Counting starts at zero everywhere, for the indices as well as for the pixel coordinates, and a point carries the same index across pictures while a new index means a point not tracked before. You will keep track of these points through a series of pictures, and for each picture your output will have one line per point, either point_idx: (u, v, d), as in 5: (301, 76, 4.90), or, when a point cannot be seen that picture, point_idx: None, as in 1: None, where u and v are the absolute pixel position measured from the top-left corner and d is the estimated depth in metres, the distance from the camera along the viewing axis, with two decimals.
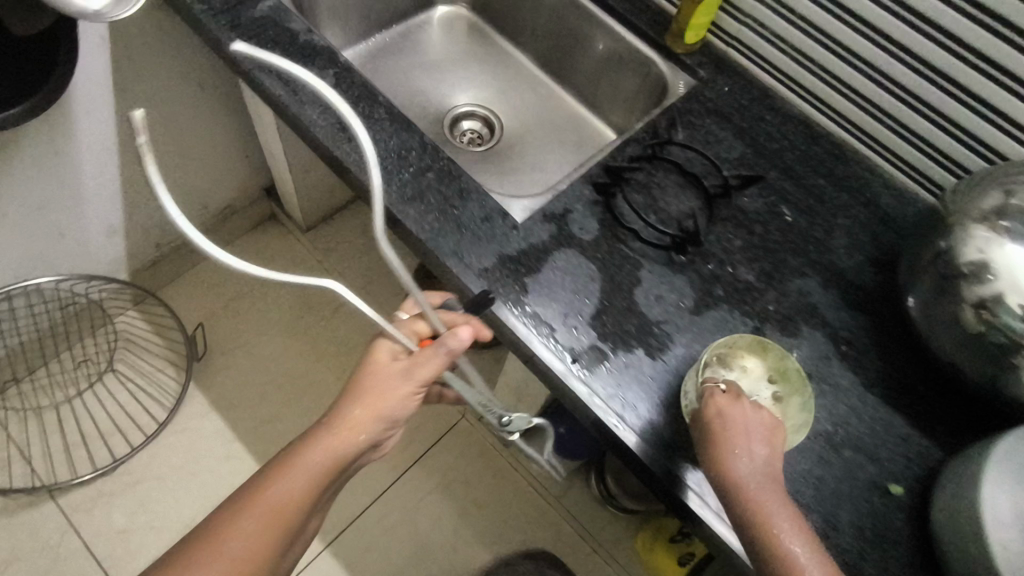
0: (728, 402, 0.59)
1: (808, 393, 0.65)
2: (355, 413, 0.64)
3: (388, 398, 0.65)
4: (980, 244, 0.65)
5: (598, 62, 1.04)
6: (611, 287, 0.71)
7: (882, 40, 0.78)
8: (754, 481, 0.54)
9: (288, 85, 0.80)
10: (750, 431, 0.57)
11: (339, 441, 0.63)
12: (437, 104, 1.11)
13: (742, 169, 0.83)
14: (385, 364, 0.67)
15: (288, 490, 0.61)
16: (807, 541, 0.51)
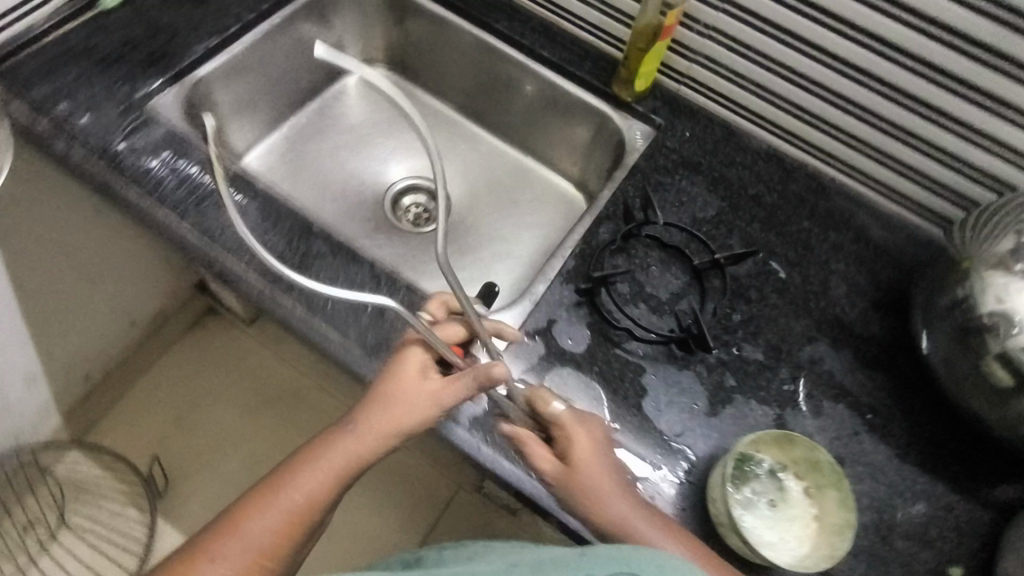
0: (577, 426, 0.56)
1: (846, 485, 0.58)
2: (380, 422, 0.57)
3: (421, 412, 0.57)
4: (999, 292, 0.61)
5: (541, 114, 0.95)
6: (618, 405, 0.64)
7: (849, 70, 0.72)
8: (618, 501, 0.53)
9: (201, 231, 0.68)
10: (601, 457, 0.55)
11: (362, 448, 0.56)
12: (369, 187, 0.99)
13: (724, 227, 0.76)
14: (412, 376, 0.58)
15: (303, 492, 0.55)
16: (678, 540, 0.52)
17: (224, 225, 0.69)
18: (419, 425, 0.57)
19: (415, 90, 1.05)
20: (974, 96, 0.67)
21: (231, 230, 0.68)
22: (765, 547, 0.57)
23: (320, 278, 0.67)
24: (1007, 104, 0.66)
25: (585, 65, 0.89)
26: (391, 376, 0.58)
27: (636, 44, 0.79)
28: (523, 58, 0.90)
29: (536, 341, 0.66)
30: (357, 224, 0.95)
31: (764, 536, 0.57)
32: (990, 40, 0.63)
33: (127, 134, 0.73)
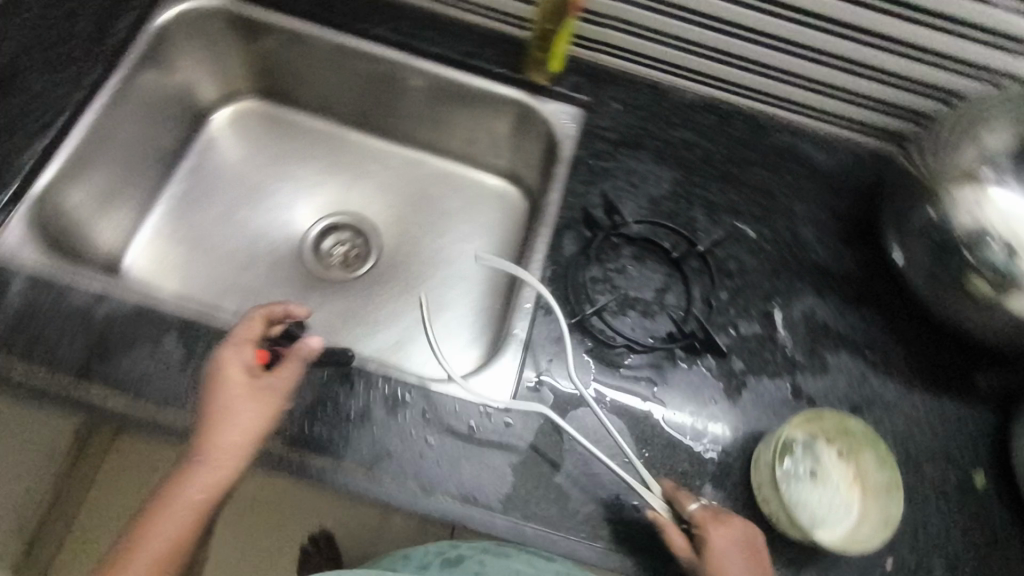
0: (725, 527, 0.52)
1: (880, 441, 0.59)
2: (225, 442, 0.51)
3: (264, 416, 0.52)
4: (972, 210, 0.60)
5: (450, 114, 0.84)
6: (641, 429, 0.61)
7: (777, 9, 0.67)
8: None
9: (120, 388, 0.56)
10: (743, 563, 0.51)
11: (221, 473, 0.50)
12: (282, 242, 0.86)
13: (684, 200, 0.72)
14: (239, 384, 0.53)
15: (167, 539, 0.48)
16: None
17: (145, 374, 0.57)
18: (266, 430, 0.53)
19: (299, 115, 0.91)
20: (909, 11, 0.64)
21: (157, 377, 0.57)
22: (819, 527, 0.56)
23: None
24: (940, 16, 0.63)
25: (487, 52, 0.79)
26: (217, 389, 0.52)
27: (541, 21, 0.70)
28: (413, 61, 0.79)
29: (540, 389, 0.61)
30: (284, 293, 0.83)
31: (816, 516, 0.57)
32: None
33: None
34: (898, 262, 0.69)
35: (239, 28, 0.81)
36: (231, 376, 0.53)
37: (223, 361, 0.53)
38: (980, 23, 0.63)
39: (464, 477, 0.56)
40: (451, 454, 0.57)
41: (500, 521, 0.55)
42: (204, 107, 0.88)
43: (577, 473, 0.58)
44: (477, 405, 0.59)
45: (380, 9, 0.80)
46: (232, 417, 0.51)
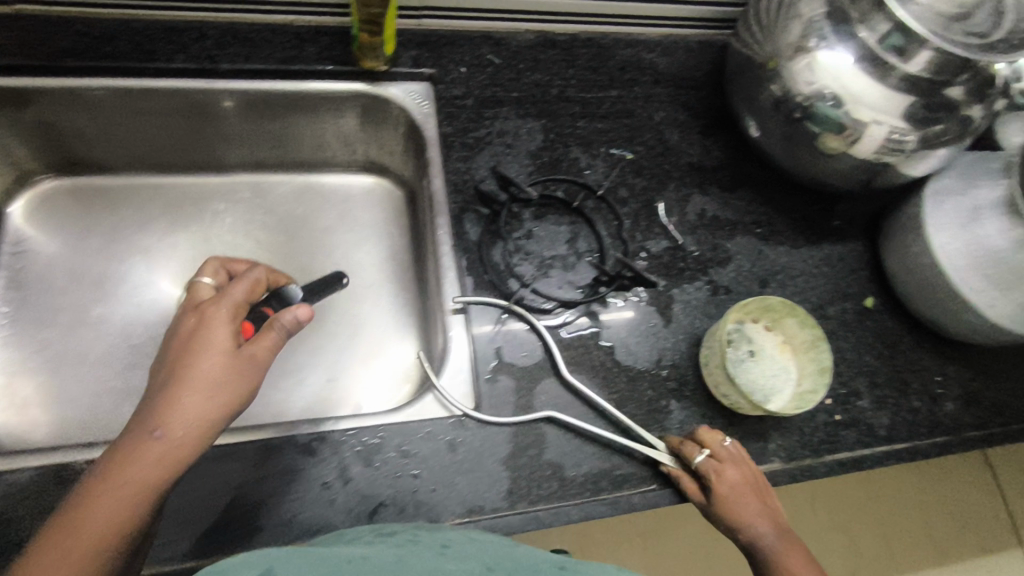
0: (724, 469, 0.58)
1: (797, 307, 0.66)
2: (188, 411, 0.46)
3: (237, 387, 0.49)
4: (808, 76, 0.64)
5: (288, 126, 0.76)
6: (603, 376, 0.63)
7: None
8: (760, 525, 0.58)
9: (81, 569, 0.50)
10: (744, 494, 0.59)
11: (187, 446, 0.46)
12: (156, 325, 0.75)
13: (559, 145, 0.72)
14: (213, 346, 0.49)
15: (117, 520, 0.42)
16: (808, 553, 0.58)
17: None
18: (233, 403, 0.49)
19: (113, 178, 0.79)
20: None
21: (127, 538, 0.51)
22: (772, 400, 0.64)
23: (250, 497, 0.53)
24: None
25: (308, 50, 0.71)
26: (192, 349, 0.49)
27: (362, 4, 0.62)
28: (230, 83, 0.69)
29: (500, 378, 0.61)
30: None
31: (767, 390, 0.64)
32: None
33: None
34: (754, 136, 0.74)
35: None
36: (213, 335, 0.50)
37: (206, 321, 0.51)
38: None
39: (464, 492, 0.56)
40: (444, 476, 0.56)
41: (514, 515, 0.56)
42: None
43: (563, 443, 0.60)
44: (444, 420, 0.59)
45: (166, 35, 0.69)
46: (197, 382, 0.47)
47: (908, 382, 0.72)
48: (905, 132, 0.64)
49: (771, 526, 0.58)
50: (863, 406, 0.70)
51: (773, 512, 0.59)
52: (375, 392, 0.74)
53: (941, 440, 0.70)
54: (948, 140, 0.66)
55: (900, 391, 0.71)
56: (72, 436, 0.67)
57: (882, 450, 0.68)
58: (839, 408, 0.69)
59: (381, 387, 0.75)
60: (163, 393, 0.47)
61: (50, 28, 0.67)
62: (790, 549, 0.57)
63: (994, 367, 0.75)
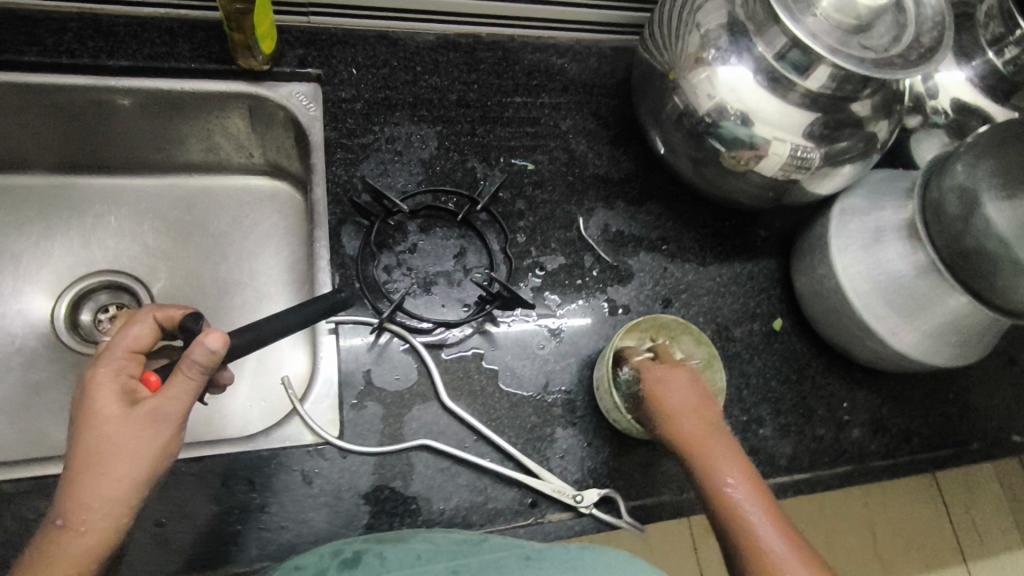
0: (663, 368, 0.58)
1: (691, 325, 0.62)
2: (91, 496, 0.43)
3: (141, 454, 0.44)
4: (707, 89, 0.61)
5: (171, 128, 0.71)
6: (482, 402, 0.60)
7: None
8: (682, 419, 0.55)
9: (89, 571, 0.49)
10: (689, 400, 0.56)
11: (99, 531, 0.43)
12: (23, 338, 0.71)
13: (453, 154, 0.68)
14: (105, 417, 0.44)
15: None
16: (738, 471, 0.52)
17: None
18: (141, 470, 0.44)
19: None
20: None
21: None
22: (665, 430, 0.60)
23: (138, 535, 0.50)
24: None
25: (182, 47, 0.66)
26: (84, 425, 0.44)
27: None
28: (97, 81, 0.64)
29: (367, 405, 0.57)
30: (48, 391, 0.70)
31: None
32: None
33: None
34: (660, 150, 0.71)
35: None
36: (100, 406, 0.45)
37: (90, 390, 0.45)
38: None
39: (317, 528, 0.53)
40: (298, 508, 0.53)
41: None
42: None
43: (432, 474, 0.56)
44: (300, 449, 0.55)
45: (22, 25, 0.64)
46: (94, 461, 0.43)
47: (813, 409, 0.69)
48: (809, 149, 0.62)
49: (712, 433, 0.54)
50: (765, 434, 0.67)
51: (721, 427, 0.55)
52: (254, 409, 0.67)
53: (844, 469, 0.68)
54: (852, 158, 0.63)
55: (805, 418, 0.68)
56: None
57: (781, 480, 0.66)
58: (738, 437, 0.66)
59: (260, 405, 0.68)
60: (64, 479, 0.43)
61: None
62: (724, 458, 0.53)
63: (904, 393, 0.72)
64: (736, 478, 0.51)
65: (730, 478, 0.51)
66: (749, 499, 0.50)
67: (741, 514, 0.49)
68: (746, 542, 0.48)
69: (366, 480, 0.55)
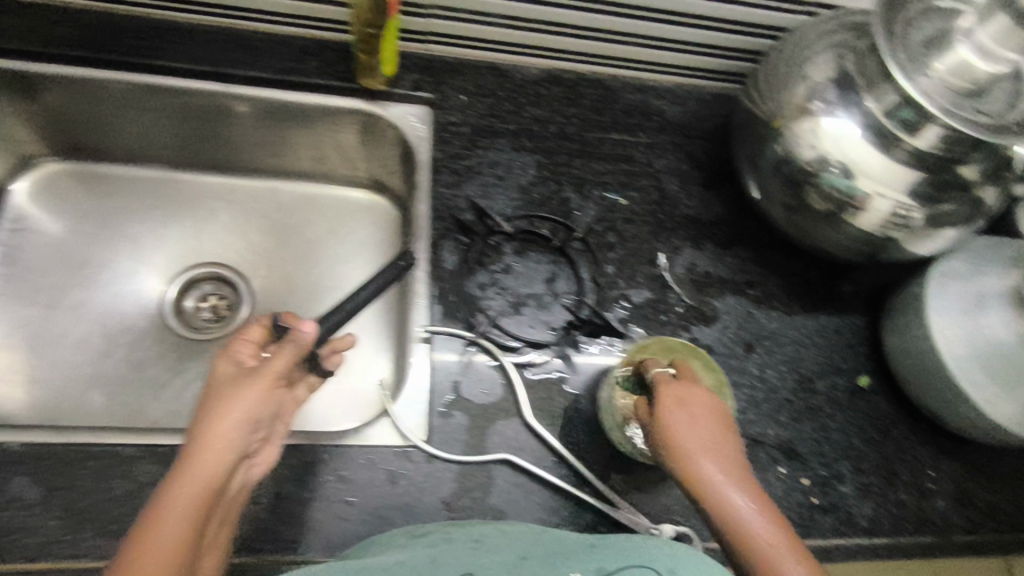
0: (677, 384, 0.54)
1: (699, 348, 0.61)
2: (208, 429, 0.45)
3: (252, 390, 0.48)
4: (810, 139, 0.62)
5: (289, 136, 0.76)
6: (562, 425, 0.61)
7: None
8: (694, 445, 0.50)
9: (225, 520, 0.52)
10: (699, 422, 0.51)
11: (209, 473, 0.44)
12: (134, 317, 0.77)
13: (550, 182, 0.70)
14: (222, 375, 0.50)
15: (156, 562, 0.39)
16: (763, 507, 0.46)
17: (15, 528, 0.48)
18: (252, 405, 0.47)
19: (114, 166, 0.80)
20: None
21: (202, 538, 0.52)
22: None
23: None
24: None
25: (309, 64, 0.71)
26: (200, 395, 0.49)
27: (362, 24, 0.63)
28: (230, 89, 0.69)
29: (454, 414, 0.59)
30: (154, 370, 0.75)
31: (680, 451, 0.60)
32: None
33: None
34: (754, 196, 0.71)
35: (4, 90, 0.67)
36: (216, 369, 0.50)
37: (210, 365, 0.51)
38: None
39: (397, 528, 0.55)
40: (379, 505, 0.55)
41: None
42: None
43: (511, 489, 0.57)
44: (389, 449, 0.57)
45: (171, 35, 0.69)
46: (211, 402, 0.47)
47: (895, 472, 0.67)
48: (911, 208, 0.61)
49: (717, 455, 0.49)
50: (844, 492, 0.65)
51: (734, 450, 0.50)
52: (339, 407, 0.71)
53: (925, 539, 0.65)
54: (955, 221, 0.62)
55: (885, 480, 0.66)
56: (43, 417, 0.70)
57: (857, 542, 0.63)
58: (816, 491, 0.64)
59: (344, 404, 0.71)
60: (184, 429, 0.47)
61: (64, 18, 0.68)
62: (730, 482, 0.47)
63: (992, 467, 0.69)
64: (754, 510, 0.45)
65: (748, 512, 0.45)
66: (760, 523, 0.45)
67: (757, 546, 0.44)
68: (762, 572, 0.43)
69: (447, 486, 0.56)
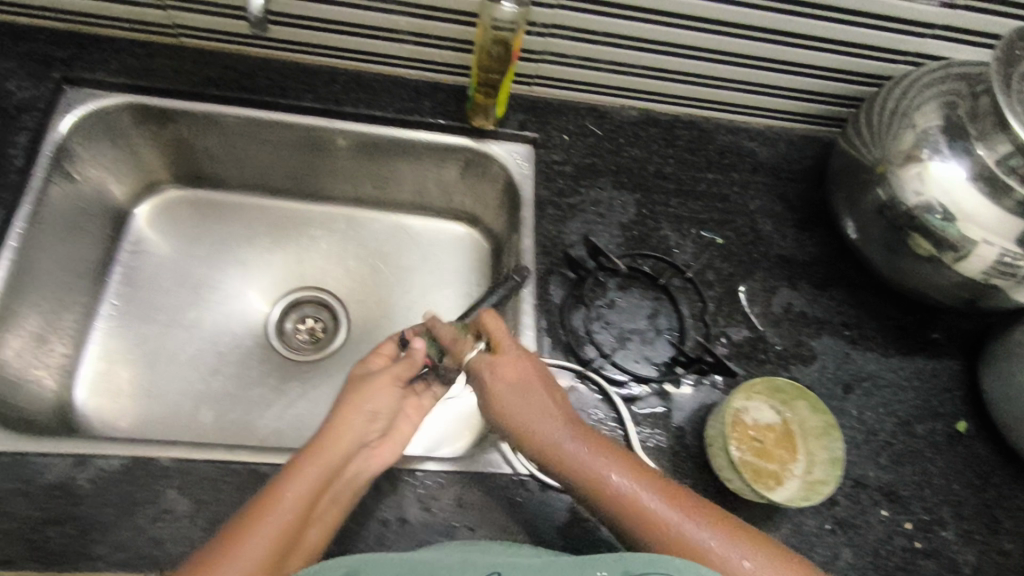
0: (500, 363, 0.58)
1: (807, 390, 0.63)
2: (337, 415, 0.57)
3: (372, 389, 0.60)
4: (915, 184, 0.63)
5: (395, 170, 0.80)
6: (668, 459, 0.62)
7: (720, 27, 0.67)
8: (522, 414, 0.56)
9: (359, 538, 0.55)
10: (524, 390, 0.57)
11: (331, 452, 0.54)
12: (242, 337, 0.81)
13: (649, 221, 0.73)
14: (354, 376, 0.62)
15: (276, 515, 0.48)
16: (599, 453, 0.54)
17: (168, 537, 0.51)
18: (367, 401, 0.59)
19: (227, 195, 0.85)
20: (839, 15, 0.65)
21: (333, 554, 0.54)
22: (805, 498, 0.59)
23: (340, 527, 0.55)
24: (861, 16, 0.66)
25: (424, 104, 0.75)
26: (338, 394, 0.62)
27: (483, 69, 0.65)
28: (349, 125, 0.74)
29: None
30: (259, 389, 0.77)
31: (793, 489, 0.60)
32: None
33: None
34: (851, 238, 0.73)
35: (146, 123, 0.72)
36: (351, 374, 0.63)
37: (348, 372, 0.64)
38: (897, 17, 0.66)
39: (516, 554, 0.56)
40: (496, 532, 0.57)
41: None
42: (122, 205, 0.80)
43: None
44: (506, 477, 0.60)
45: (300, 75, 0.74)
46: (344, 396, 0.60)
47: (998, 520, 0.66)
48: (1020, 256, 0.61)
49: (554, 423, 0.56)
50: (948, 538, 0.65)
51: (558, 407, 0.56)
52: (438, 433, 0.74)
53: None
54: None
55: (989, 528, 0.66)
56: (159, 432, 0.72)
57: None
58: (920, 535, 0.64)
59: (441, 430, 0.74)
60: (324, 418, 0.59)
61: (202, 59, 0.72)
62: (567, 438, 0.55)
63: None
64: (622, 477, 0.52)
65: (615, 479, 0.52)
66: (599, 468, 0.53)
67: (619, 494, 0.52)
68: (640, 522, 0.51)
69: (561, 515, 0.59)
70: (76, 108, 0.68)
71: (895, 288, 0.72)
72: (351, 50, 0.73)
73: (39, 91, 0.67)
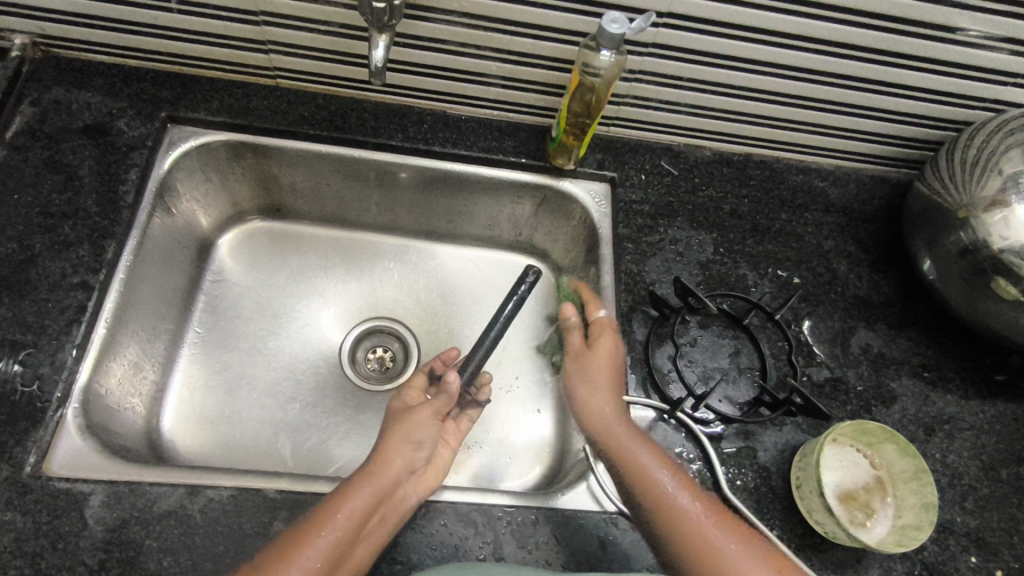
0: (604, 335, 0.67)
1: (896, 433, 0.62)
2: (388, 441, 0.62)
3: (416, 420, 0.65)
4: (1001, 230, 0.62)
5: (470, 206, 0.82)
6: (756, 501, 0.62)
7: (804, 75, 0.69)
8: (596, 393, 0.65)
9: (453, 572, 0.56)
10: (607, 368, 0.66)
11: (378, 479, 0.58)
12: (319, 365, 0.82)
13: (726, 260, 0.74)
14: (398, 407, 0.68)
15: (327, 535, 0.52)
16: (650, 450, 0.60)
17: None
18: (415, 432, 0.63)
19: (305, 226, 0.87)
20: (923, 64, 0.67)
21: None
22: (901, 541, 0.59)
23: (436, 561, 0.56)
24: (947, 64, 0.67)
25: (506, 143, 0.77)
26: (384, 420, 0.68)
27: (574, 115, 0.69)
28: (433, 163, 0.76)
29: None
30: (336, 419, 0.78)
31: (886, 535, 0.60)
32: (931, 20, 0.62)
33: (57, 533, 0.52)
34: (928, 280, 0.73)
35: (240, 158, 0.76)
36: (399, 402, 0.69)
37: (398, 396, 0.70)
38: (983, 67, 0.67)
39: None
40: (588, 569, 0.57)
41: None
42: (208, 235, 0.83)
43: None
44: (598, 515, 0.60)
45: (387, 115, 0.77)
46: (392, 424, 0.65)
47: None
48: None
49: (616, 408, 0.64)
50: None
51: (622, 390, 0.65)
52: (511, 464, 0.74)
53: None
54: None
55: None
56: (241, 460, 0.73)
57: None
58: None
59: (515, 462, 0.74)
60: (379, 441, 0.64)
61: (297, 99, 0.76)
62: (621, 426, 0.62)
63: None
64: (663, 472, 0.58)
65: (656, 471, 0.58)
66: (645, 459, 0.59)
67: (655, 485, 0.58)
68: (667, 515, 0.56)
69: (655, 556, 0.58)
70: (179, 146, 0.72)
71: (974, 330, 0.72)
72: (439, 92, 0.75)
73: (147, 129, 0.71)
